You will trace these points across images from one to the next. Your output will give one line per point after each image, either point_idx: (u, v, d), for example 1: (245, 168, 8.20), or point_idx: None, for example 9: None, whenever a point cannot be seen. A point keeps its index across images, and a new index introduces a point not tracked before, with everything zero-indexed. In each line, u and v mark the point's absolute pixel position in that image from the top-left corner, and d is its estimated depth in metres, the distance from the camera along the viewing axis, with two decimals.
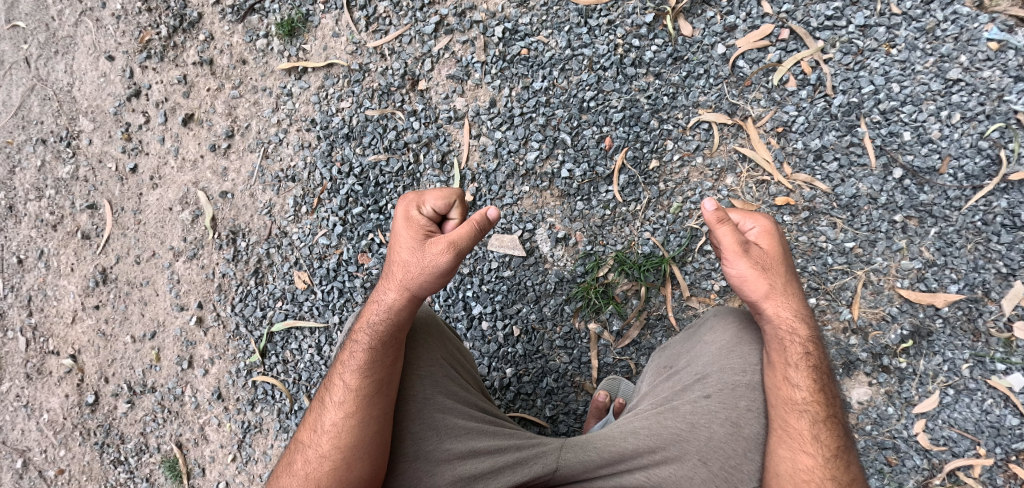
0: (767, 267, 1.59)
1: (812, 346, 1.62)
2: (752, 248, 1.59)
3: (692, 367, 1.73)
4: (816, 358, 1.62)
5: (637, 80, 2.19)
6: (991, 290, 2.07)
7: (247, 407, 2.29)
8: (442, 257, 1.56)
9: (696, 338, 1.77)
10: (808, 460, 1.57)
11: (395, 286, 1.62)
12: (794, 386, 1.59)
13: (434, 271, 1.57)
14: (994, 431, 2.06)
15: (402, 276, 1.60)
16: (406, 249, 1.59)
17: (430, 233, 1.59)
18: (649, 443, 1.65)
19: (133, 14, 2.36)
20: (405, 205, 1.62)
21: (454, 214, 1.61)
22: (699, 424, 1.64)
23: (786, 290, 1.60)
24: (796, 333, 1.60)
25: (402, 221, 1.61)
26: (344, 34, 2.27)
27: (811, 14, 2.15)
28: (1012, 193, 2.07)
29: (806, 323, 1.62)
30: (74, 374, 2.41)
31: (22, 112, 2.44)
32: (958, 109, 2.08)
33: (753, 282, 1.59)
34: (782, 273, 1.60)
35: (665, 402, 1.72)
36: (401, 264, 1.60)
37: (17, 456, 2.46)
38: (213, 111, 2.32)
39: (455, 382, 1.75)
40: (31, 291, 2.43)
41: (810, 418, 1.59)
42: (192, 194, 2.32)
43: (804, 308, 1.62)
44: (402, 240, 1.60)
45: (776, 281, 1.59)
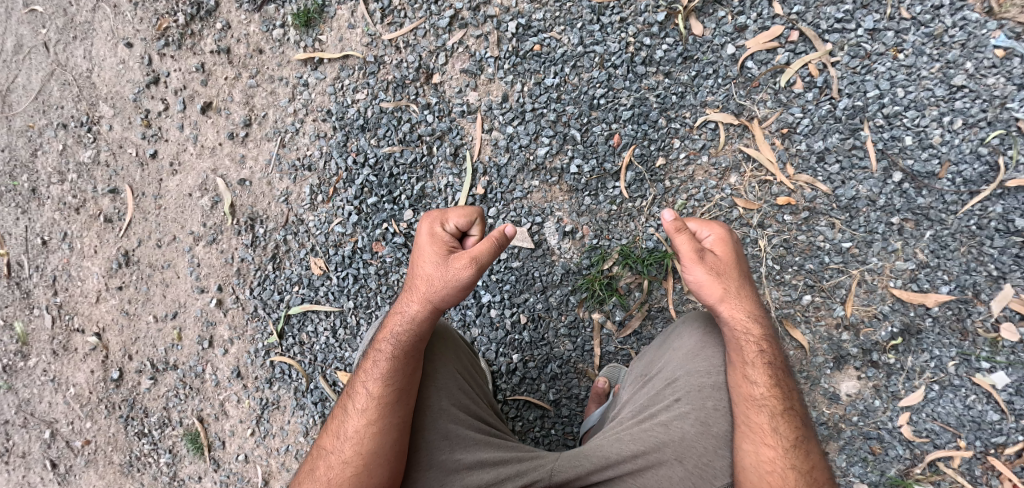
0: (721, 272, 1.71)
1: (766, 344, 1.73)
2: (708, 256, 1.71)
3: (665, 373, 1.85)
4: (770, 354, 1.73)
5: (647, 78, 2.23)
6: (981, 292, 2.16)
7: (266, 385, 2.42)
8: (464, 272, 1.70)
9: (666, 346, 1.91)
10: (770, 452, 1.67)
11: (418, 297, 1.75)
12: (752, 383, 1.70)
13: (457, 284, 1.71)
14: (975, 425, 2.19)
15: (426, 288, 1.74)
16: (431, 263, 1.73)
17: (453, 249, 1.74)
18: (634, 448, 1.74)
19: (151, 1, 2.45)
20: (429, 222, 1.77)
21: (474, 231, 1.77)
22: (673, 426, 1.75)
23: (740, 294, 1.72)
24: (750, 332, 1.72)
25: (426, 236, 1.75)
26: (360, 26, 2.31)
27: (821, 17, 2.19)
28: (1007, 199, 2.14)
29: (760, 322, 1.73)
30: (99, 351, 2.56)
31: (41, 97, 2.57)
32: (961, 115, 2.14)
33: (712, 289, 1.71)
34: (736, 279, 1.72)
35: (644, 411, 1.83)
36: (425, 278, 1.74)
37: (45, 427, 2.69)
38: (231, 100, 2.37)
39: (466, 395, 1.88)
40: (56, 271, 2.58)
41: (769, 412, 1.69)
42: (211, 181, 2.39)
43: (757, 309, 1.74)
44: (425, 255, 1.75)
45: (730, 286, 1.71)
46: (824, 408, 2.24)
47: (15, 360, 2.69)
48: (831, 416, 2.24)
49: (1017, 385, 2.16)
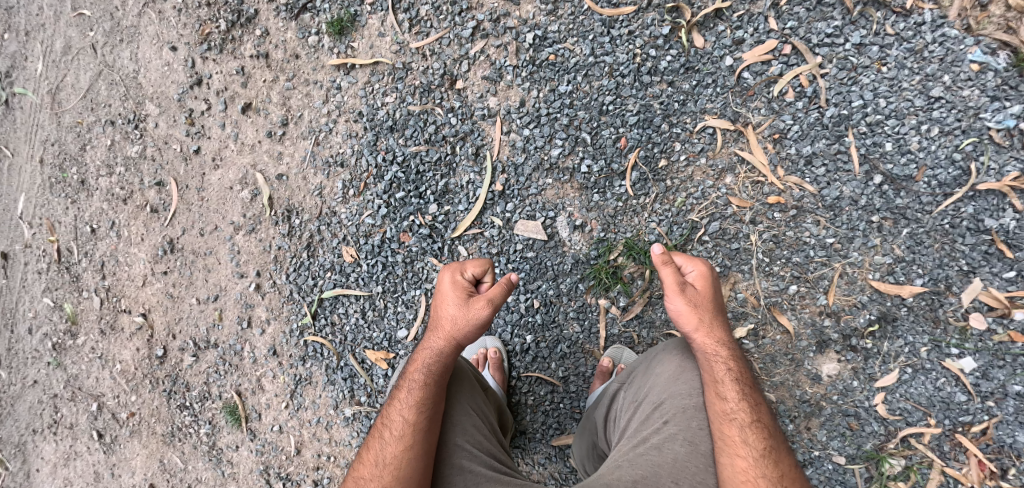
0: (699, 304, 1.96)
1: (734, 364, 1.96)
2: (688, 289, 1.96)
3: (652, 396, 2.07)
4: (738, 372, 1.95)
5: (652, 87, 2.44)
6: (953, 285, 2.40)
7: (300, 363, 2.66)
8: (483, 311, 1.95)
9: (649, 372, 2.13)
10: (742, 461, 1.87)
11: (442, 335, 1.99)
12: (724, 399, 1.93)
13: (477, 322, 1.96)
14: (944, 405, 2.44)
15: (450, 327, 1.98)
16: (453, 306, 1.98)
17: (471, 293, 2.00)
18: (635, 473, 1.90)
19: (194, 8, 2.64)
20: (449, 272, 2.03)
21: (487, 278, 2.03)
22: (665, 447, 1.95)
23: (713, 323, 1.96)
24: (719, 353, 1.95)
25: (448, 284, 2.01)
26: (389, 35, 2.51)
27: (812, 32, 2.40)
28: (978, 200, 2.36)
29: (728, 345, 1.97)
30: (145, 330, 2.78)
31: (90, 95, 2.79)
32: (938, 124, 2.36)
33: (691, 318, 1.95)
34: (711, 309, 1.97)
35: (636, 434, 2.02)
36: (448, 318, 1.98)
37: (92, 400, 2.92)
38: (269, 101, 2.58)
39: (481, 432, 2.10)
40: (104, 257, 2.80)
41: (739, 424, 1.90)
42: (251, 176, 2.60)
43: (726, 334, 1.97)
44: (447, 298, 2.00)
45: (705, 317, 1.95)
46: (808, 388, 2.48)
47: (64, 339, 2.92)
48: (814, 395, 2.48)
49: (983, 369, 2.42)
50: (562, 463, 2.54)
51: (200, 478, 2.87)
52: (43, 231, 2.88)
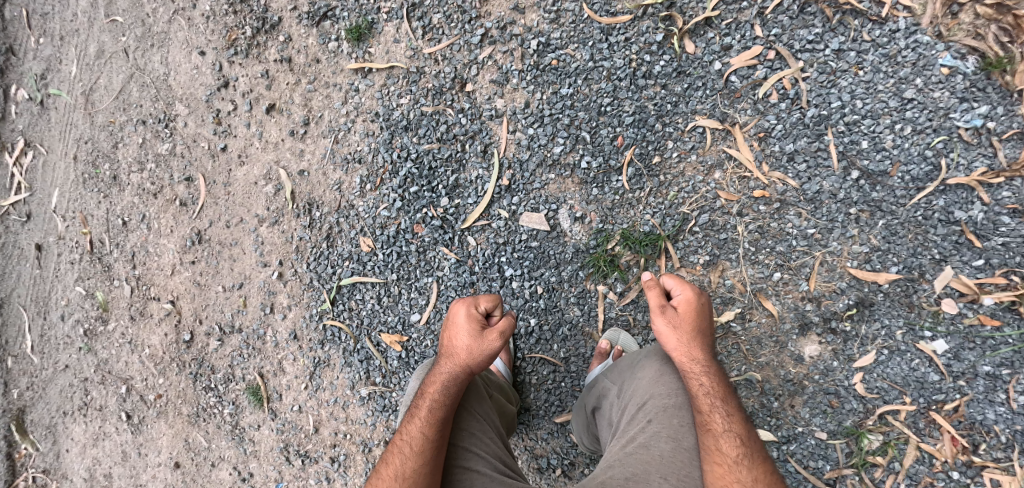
0: (679, 324, 2.16)
1: (710, 377, 2.15)
2: (668, 310, 2.17)
3: (638, 397, 2.27)
4: (715, 382, 2.15)
5: (646, 89, 2.64)
6: (926, 272, 2.60)
7: (319, 346, 2.86)
8: (495, 343, 2.14)
9: (633, 376, 2.33)
10: (720, 463, 2.06)
11: (457, 362, 2.17)
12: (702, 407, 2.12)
13: (489, 352, 2.15)
14: (918, 384, 2.65)
15: (464, 356, 2.15)
16: (468, 337, 2.15)
17: (483, 325, 2.18)
18: (625, 471, 2.10)
19: (222, 15, 2.83)
20: (463, 304, 2.19)
21: (497, 311, 2.21)
22: (650, 445, 2.15)
23: (692, 342, 2.16)
24: (696, 367, 2.15)
25: (463, 316, 2.18)
26: (404, 41, 2.71)
27: (794, 38, 2.60)
28: (948, 194, 2.56)
29: (705, 360, 2.16)
30: (173, 316, 2.97)
31: (123, 96, 2.97)
32: (911, 123, 2.56)
33: (671, 338, 2.16)
34: (690, 329, 2.16)
35: (625, 434, 2.22)
36: (463, 348, 2.16)
37: (122, 383, 3.11)
38: (292, 102, 2.77)
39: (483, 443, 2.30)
40: (134, 248, 2.99)
41: (716, 427, 2.09)
42: (275, 171, 2.79)
43: (704, 350, 2.17)
44: (460, 326, 2.17)
45: (685, 336, 2.15)
46: (792, 368, 2.67)
47: (95, 325, 3.10)
48: (798, 375, 2.67)
49: (954, 350, 2.62)
50: (563, 438, 2.75)
51: (224, 455, 3.07)
52: (76, 224, 3.07)
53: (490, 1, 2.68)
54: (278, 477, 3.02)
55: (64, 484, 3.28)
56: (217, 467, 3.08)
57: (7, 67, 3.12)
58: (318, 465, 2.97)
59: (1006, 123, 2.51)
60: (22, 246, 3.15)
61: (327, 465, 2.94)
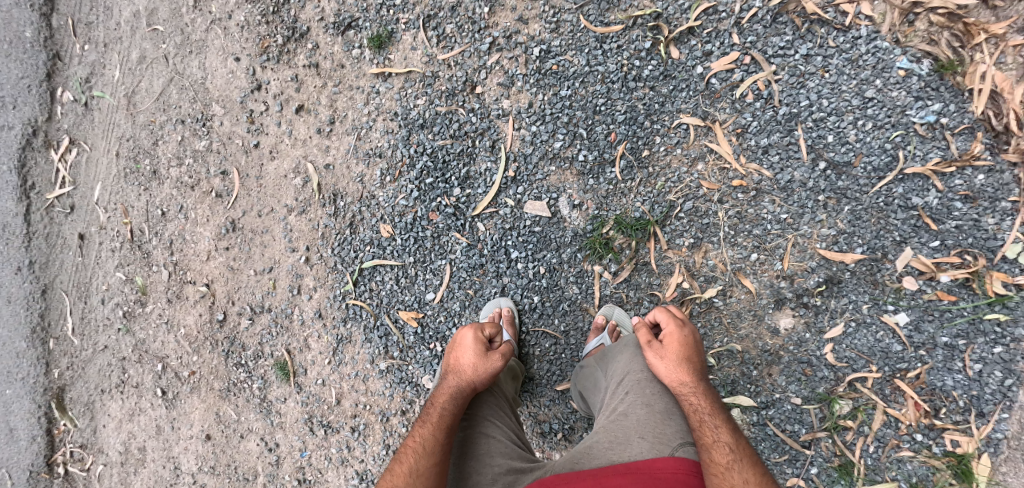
0: (666, 354, 2.49)
1: (701, 396, 2.42)
2: (654, 344, 2.53)
3: (618, 371, 2.65)
4: (703, 396, 2.42)
5: (636, 91, 2.96)
6: (888, 253, 2.90)
7: (342, 323, 3.15)
8: (497, 362, 2.50)
9: (612, 363, 2.71)
10: (715, 462, 2.27)
11: (464, 377, 2.48)
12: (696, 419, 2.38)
13: (492, 370, 2.49)
14: (883, 354, 2.94)
15: (471, 371, 2.48)
16: (474, 355, 2.51)
17: (487, 347, 2.54)
18: (607, 435, 2.41)
19: (255, 25, 3.11)
20: (470, 330, 2.58)
21: (498, 339, 2.61)
22: (628, 412, 2.46)
23: (680, 367, 2.46)
24: (686, 386, 2.44)
25: (471, 339, 2.55)
26: (420, 49, 3.03)
27: (768, 45, 2.90)
28: (906, 182, 2.86)
29: (694, 381, 2.45)
30: (207, 298, 3.25)
31: (163, 98, 3.24)
32: (872, 120, 2.86)
33: (663, 366, 2.48)
34: (677, 357, 2.48)
35: (609, 407, 2.55)
36: (470, 364, 2.49)
37: (158, 361, 3.38)
38: (319, 103, 3.07)
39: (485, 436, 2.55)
40: (172, 236, 3.26)
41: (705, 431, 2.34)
42: (303, 165, 3.09)
43: (692, 372, 2.46)
44: (467, 346, 2.54)
45: (672, 362, 2.47)
46: (769, 340, 2.97)
47: (134, 308, 3.37)
48: (774, 346, 2.97)
49: (915, 323, 2.92)
50: (564, 405, 3.04)
51: (252, 427, 3.34)
52: (118, 215, 3.34)
53: (497, 13, 3.00)
54: (303, 446, 3.30)
55: (101, 457, 3.54)
56: (246, 438, 3.36)
57: (54, 71, 3.37)
58: (340, 435, 3.24)
59: (957, 119, 2.82)
60: (65, 236, 3.41)
61: (348, 434, 3.22)
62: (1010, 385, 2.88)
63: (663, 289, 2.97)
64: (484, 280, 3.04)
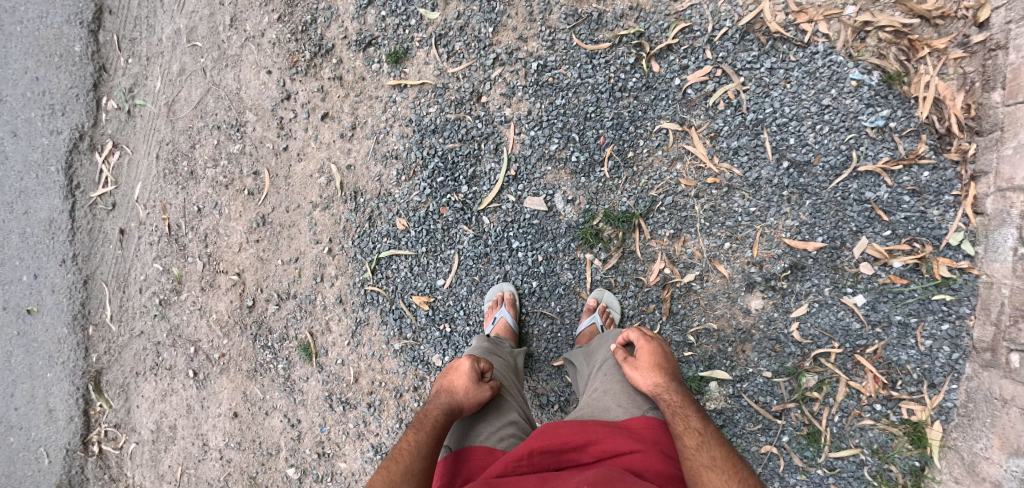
0: (640, 366, 2.83)
1: (672, 393, 2.71)
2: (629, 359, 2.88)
3: (597, 355, 3.08)
4: (675, 394, 2.70)
5: (622, 100, 3.35)
6: (846, 241, 3.26)
7: (360, 307, 3.51)
8: (486, 393, 2.80)
9: (592, 352, 3.13)
10: (689, 445, 2.50)
11: (456, 399, 2.74)
12: (670, 412, 2.64)
13: (481, 398, 2.78)
14: (844, 332, 3.29)
15: (463, 395, 2.75)
16: (468, 382, 2.79)
17: (479, 377, 2.83)
18: (590, 406, 2.83)
19: (285, 42, 3.50)
20: (467, 359, 2.86)
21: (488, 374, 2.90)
22: (608, 389, 2.88)
23: (652, 372, 2.78)
24: (660, 389, 2.73)
25: (467, 367, 2.83)
26: (432, 63, 3.42)
27: (737, 60, 3.28)
28: (861, 179, 3.22)
29: (666, 383, 2.74)
30: (238, 286, 3.61)
31: (201, 106, 3.60)
32: (828, 124, 3.23)
33: (637, 375, 2.80)
34: (649, 364, 2.82)
35: (591, 387, 2.96)
36: (463, 388, 2.77)
37: (191, 345, 3.71)
38: (342, 111, 3.47)
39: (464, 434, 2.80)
40: (207, 230, 3.62)
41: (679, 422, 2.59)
42: (327, 166, 3.48)
43: (664, 376, 2.77)
44: (462, 372, 2.82)
45: (645, 370, 2.80)
46: (741, 319, 3.33)
47: (170, 295, 3.71)
48: (747, 324, 3.34)
49: (871, 303, 3.26)
50: (561, 380, 3.39)
51: (276, 405, 3.66)
52: (156, 211, 3.69)
53: (500, 32, 3.40)
54: (322, 422, 3.62)
55: (133, 436, 3.86)
56: (270, 415, 3.68)
57: (100, 82, 3.74)
58: (357, 410, 3.57)
59: (905, 123, 3.18)
60: (106, 231, 3.77)
61: (364, 409, 3.55)
62: (957, 358, 3.20)
63: (647, 274, 3.36)
64: (489, 267, 3.41)
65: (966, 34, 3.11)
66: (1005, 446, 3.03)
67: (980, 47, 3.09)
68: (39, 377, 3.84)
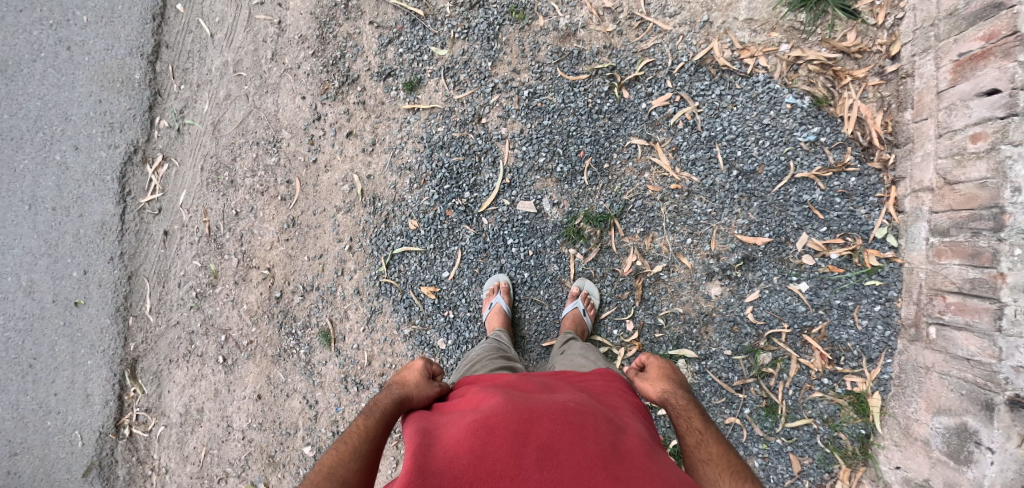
0: (650, 378, 3.08)
1: (681, 399, 2.97)
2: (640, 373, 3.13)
3: (564, 349, 3.64)
4: (682, 399, 2.96)
5: (600, 121, 3.96)
6: (790, 237, 3.82)
7: (375, 297, 4.05)
8: (434, 389, 2.69)
9: (558, 351, 3.68)
10: (697, 447, 2.81)
11: (404, 393, 2.64)
12: (680, 417, 2.92)
13: (429, 395, 2.67)
14: (792, 315, 3.83)
15: (410, 389, 2.65)
16: (418, 378, 2.69)
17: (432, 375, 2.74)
18: None
19: (317, 73, 4.11)
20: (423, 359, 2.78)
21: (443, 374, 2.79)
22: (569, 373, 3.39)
23: (660, 382, 3.04)
24: (670, 396, 2.99)
25: (420, 364, 2.74)
26: (442, 91, 4.05)
27: (693, 88, 3.89)
28: (799, 184, 3.81)
29: (674, 391, 3.00)
30: (268, 279, 4.13)
31: (242, 126, 4.15)
32: (769, 139, 3.83)
33: (648, 386, 3.07)
34: (658, 375, 3.07)
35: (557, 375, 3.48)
36: (412, 383, 2.67)
37: (222, 333, 4.19)
38: (364, 130, 4.08)
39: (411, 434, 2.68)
40: (242, 231, 4.16)
41: (687, 426, 2.88)
42: (350, 177, 4.08)
43: (672, 384, 3.02)
44: (416, 368, 2.74)
45: (655, 381, 3.06)
46: (703, 304, 3.90)
47: (205, 289, 4.20)
48: (708, 308, 3.90)
49: (814, 289, 3.81)
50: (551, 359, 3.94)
51: (297, 387, 4.12)
52: (198, 215, 4.20)
53: (498, 65, 4.03)
54: (338, 402, 4.07)
55: (163, 419, 4.27)
56: (291, 397, 4.13)
57: (155, 104, 4.24)
58: (369, 390, 4.04)
59: (833, 137, 3.77)
60: (152, 232, 4.25)
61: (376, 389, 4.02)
62: (889, 335, 3.73)
63: (622, 266, 3.94)
64: (487, 261, 3.99)
65: (882, 65, 3.74)
66: (931, 407, 3.54)
67: (893, 76, 3.72)
68: (79, 364, 4.26)
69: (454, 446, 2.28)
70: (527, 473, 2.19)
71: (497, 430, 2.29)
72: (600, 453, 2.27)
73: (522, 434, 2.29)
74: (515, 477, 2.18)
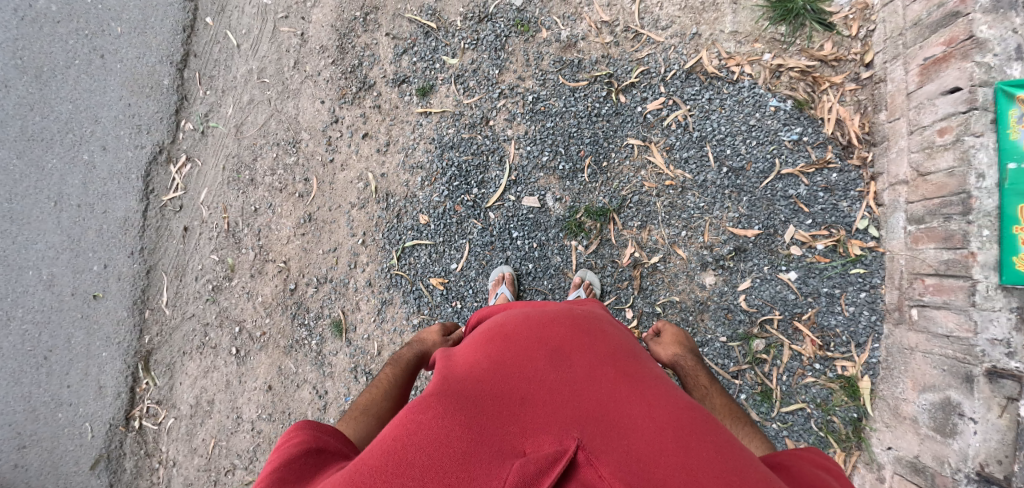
0: (665, 341, 3.24)
1: (693, 364, 3.11)
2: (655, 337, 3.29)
3: None
4: (693, 365, 3.10)
5: (599, 123, 4.27)
6: (778, 229, 4.09)
7: (386, 288, 4.24)
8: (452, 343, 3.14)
9: None
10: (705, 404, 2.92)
11: (424, 348, 3.07)
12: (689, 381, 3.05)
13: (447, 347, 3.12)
14: (783, 302, 4.05)
15: (430, 343, 3.08)
16: (436, 335, 3.14)
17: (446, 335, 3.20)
18: None
19: (336, 79, 4.41)
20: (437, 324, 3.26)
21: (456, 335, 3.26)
22: None
23: (673, 346, 3.18)
24: (682, 358, 3.14)
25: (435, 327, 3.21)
26: (452, 96, 4.36)
27: (685, 94, 4.23)
28: (785, 180, 4.11)
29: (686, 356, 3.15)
30: (283, 272, 4.32)
31: (264, 128, 4.43)
32: (755, 139, 4.15)
33: (661, 349, 3.20)
34: (672, 340, 3.22)
35: None
36: (431, 339, 3.12)
37: (236, 325, 4.34)
38: (379, 132, 4.36)
39: None
40: (260, 226, 4.37)
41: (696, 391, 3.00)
42: (365, 175, 4.33)
43: (685, 349, 3.16)
44: (432, 331, 3.20)
45: (669, 344, 3.20)
46: (699, 292, 4.13)
47: (222, 282, 4.38)
48: (703, 297, 4.12)
49: (802, 278, 4.05)
50: None
51: (307, 378, 4.24)
52: (218, 211, 4.42)
53: (504, 73, 4.36)
54: (347, 391, 4.19)
55: (173, 411, 4.37)
56: (301, 387, 4.24)
57: (180, 109, 4.51)
58: None
59: (814, 137, 4.09)
60: (172, 228, 4.45)
61: None
62: (875, 320, 3.95)
63: (621, 257, 4.18)
64: (494, 253, 4.21)
65: (857, 72, 4.10)
66: (917, 385, 3.73)
67: (868, 81, 4.08)
68: (94, 356, 4.38)
69: (473, 359, 2.42)
70: (543, 372, 2.32)
71: (511, 336, 2.48)
72: (608, 354, 2.42)
73: (535, 342, 2.44)
74: (532, 375, 2.31)
